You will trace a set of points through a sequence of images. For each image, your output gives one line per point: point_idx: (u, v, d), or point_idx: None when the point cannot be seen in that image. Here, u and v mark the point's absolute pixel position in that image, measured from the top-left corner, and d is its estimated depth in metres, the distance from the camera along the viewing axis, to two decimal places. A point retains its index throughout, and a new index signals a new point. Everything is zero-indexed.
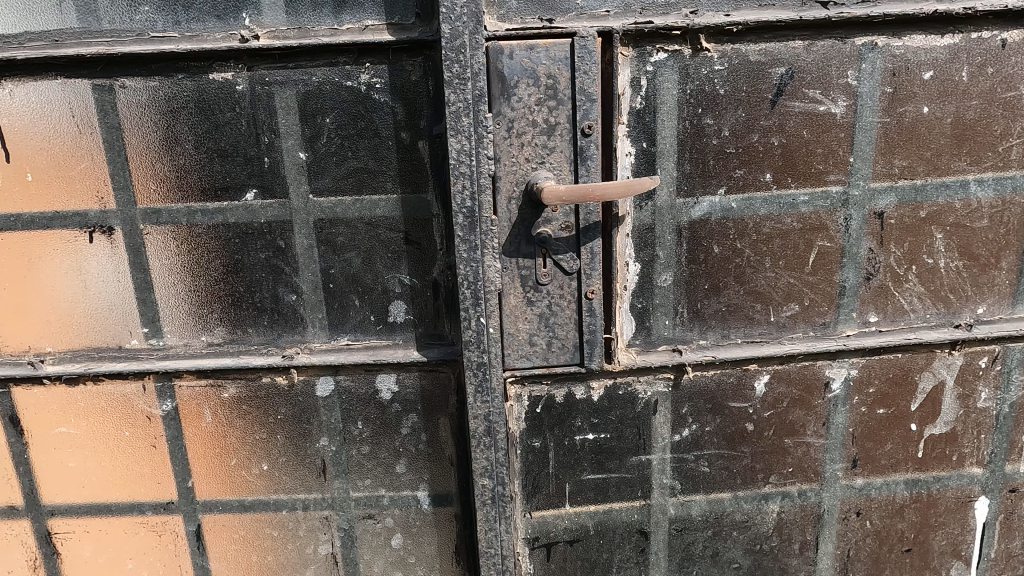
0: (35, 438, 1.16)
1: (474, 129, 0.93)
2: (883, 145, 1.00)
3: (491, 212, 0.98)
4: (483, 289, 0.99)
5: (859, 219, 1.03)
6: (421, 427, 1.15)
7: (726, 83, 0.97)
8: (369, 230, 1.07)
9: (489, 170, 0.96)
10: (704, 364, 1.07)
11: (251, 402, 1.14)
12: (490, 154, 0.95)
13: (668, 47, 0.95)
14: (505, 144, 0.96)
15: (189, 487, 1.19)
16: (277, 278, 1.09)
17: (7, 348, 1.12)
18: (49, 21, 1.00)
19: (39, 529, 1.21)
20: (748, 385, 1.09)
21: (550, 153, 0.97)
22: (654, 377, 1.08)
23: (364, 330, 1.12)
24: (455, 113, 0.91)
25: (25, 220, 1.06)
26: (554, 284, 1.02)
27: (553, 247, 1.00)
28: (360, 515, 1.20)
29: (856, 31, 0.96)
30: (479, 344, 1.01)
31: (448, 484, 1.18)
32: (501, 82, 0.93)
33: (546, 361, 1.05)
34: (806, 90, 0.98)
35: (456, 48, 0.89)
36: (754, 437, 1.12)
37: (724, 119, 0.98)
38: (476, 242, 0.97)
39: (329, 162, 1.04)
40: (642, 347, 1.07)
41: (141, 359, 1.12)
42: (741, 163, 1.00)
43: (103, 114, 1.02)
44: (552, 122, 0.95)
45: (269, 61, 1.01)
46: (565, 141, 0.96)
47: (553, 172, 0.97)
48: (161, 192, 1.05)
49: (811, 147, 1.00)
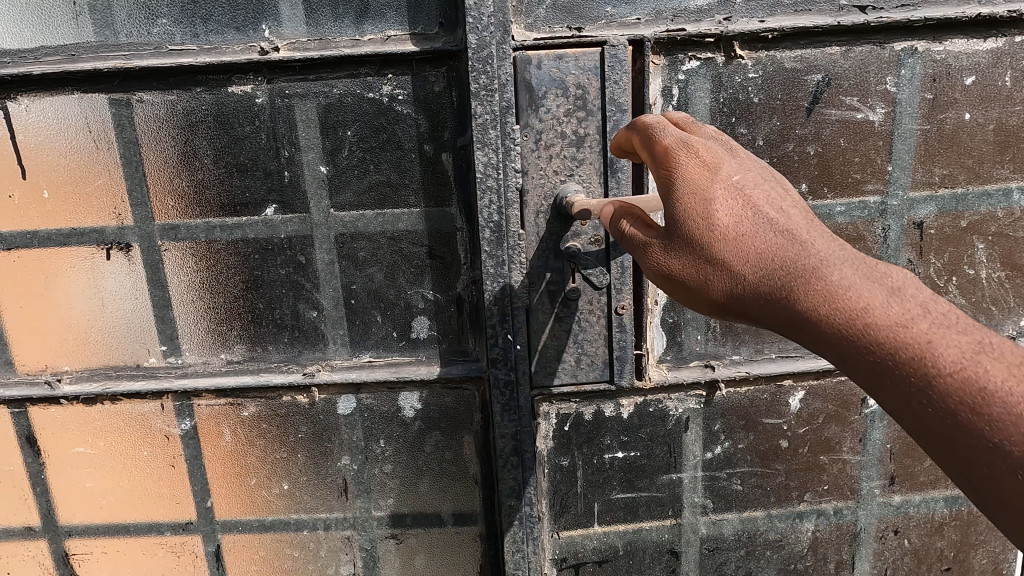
0: (52, 458, 1.14)
1: (501, 142, 0.91)
2: (922, 153, 0.97)
3: (518, 226, 0.95)
4: (510, 305, 0.97)
5: (897, 229, 0.99)
6: (445, 446, 1.12)
7: (760, 92, 0.94)
8: (391, 244, 1.04)
9: (517, 184, 0.94)
10: (737, 380, 1.06)
11: (271, 420, 1.12)
12: (517, 166, 0.93)
13: (701, 55, 0.92)
14: (533, 156, 0.93)
15: (208, 507, 1.17)
16: (297, 294, 1.07)
17: (24, 367, 1.11)
18: (65, 35, 0.98)
19: (57, 550, 1.19)
20: (781, 400, 1.08)
21: (580, 165, 0.94)
22: (686, 394, 1.06)
23: (387, 346, 1.09)
24: (482, 125, 0.89)
25: (42, 236, 1.04)
26: (583, 300, 0.99)
27: (582, 261, 0.96)
28: (383, 535, 1.17)
29: (895, 37, 0.93)
30: (507, 362, 0.99)
31: (472, 503, 1.15)
32: (529, 92, 0.91)
33: (574, 378, 1.02)
34: (843, 97, 0.94)
35: (483, 59, 0.87)
36: (788, 454, 1.10)
37: (758, 128, 0.95)
38: (503, 257, 0.94)
39: (351, 175, 1.02)
40: (674, 362, 1.05)
41: (159, 377, 1.10)
42: (776, 173, 0.97)
43: (121, 129, 1.00)
44: (582, 133, 0.93)
45: (290, 73, 0.98)
46: (595, 153, 0.94)
47: (582, 185, 0.95)
48: (179, 208, 1.03)
49: (848, 156, 0.96)
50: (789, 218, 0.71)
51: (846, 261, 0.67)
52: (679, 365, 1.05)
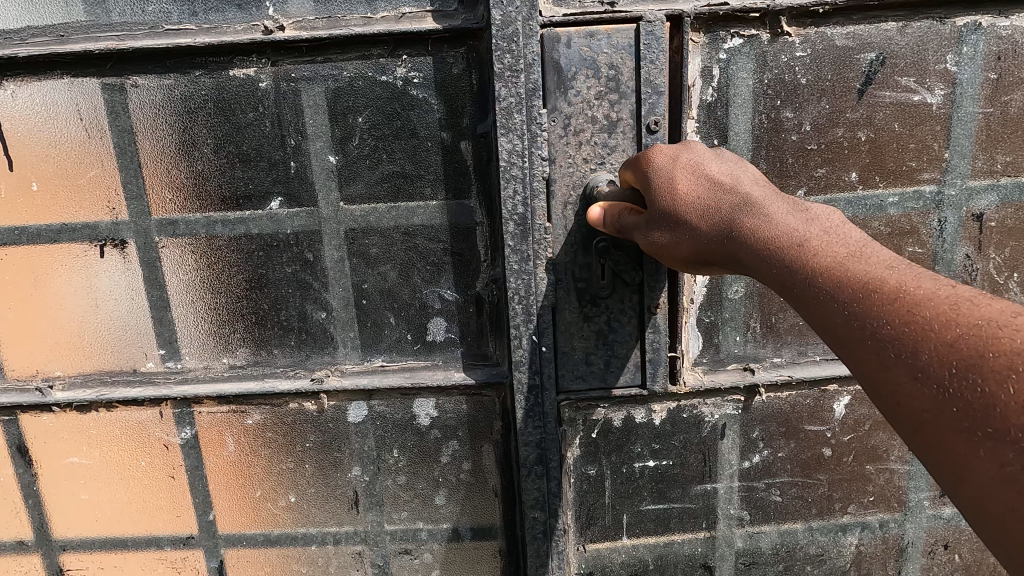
0: (45, 468, 1.07)
1: (527, 128, 0.84)
2: (985, 138, 0.91)
3: (544, 219, 0.89)
4: (535, 304, 0.90)
5: (955, 221, 0.93)
6: (463, 455, 1.05)
7: (808, 72, 0.88)
8: (405, 240, 0.97)
9: (543, 173, 0.87)
10: (778, 385, 0.98)
11: (277, 429, 1.05)
12: (544, 154, 0.86)
13: (744, 32, 0.87)
14: (561, 143, 0.87)
15: (211, 520, 1.10)
16: (304, 294, 0.99)
17: (14, 372, 1.04)
18: (53, 14, 0.91)
19: (51, 565, 1.12)
20: (825, 407, 1.00)
21: (611, 153, 0.87)
22: (723, 400, 0.99)
23: (400, 349, 1.02)
24: (507, 109, 0.82)
25: (31, 233, 0.97)
26: (614, 298, 0.92)
27: (613, 257, 0.90)
28: (396, 549, 1.10)
29: (957, 10, 0.87)
30: (531, 365, 0.92)
31: (492, 515, 1.08)
32: (557, 73, 0.84)
33: (603, 383, 0.95)
34: (899, 78, 0.88)
35: (508, 37, 0.80)
36: (832, 463, 1.02)
37: (805, 112, 0.89)
38: (528, 252, 0.87)
39: (362, 165, 0.94)
40: (710, 365, 0.98)
41: (157, 384, 1.03)
42: (824, 161, 0.90)
43: (115, 116, 0.93)
44: (614, 118, 0.86)
45: (296, 55, 0.91)
46: (628, 139, 0.87)
47: (614, 174, 0.88)
48: (178, 201, 0.96)
49: (902, 142, 0.90)
50: (724, 167, 0.74)
51: (757, 193, 0.69)
52: (715, 369, 0.98)
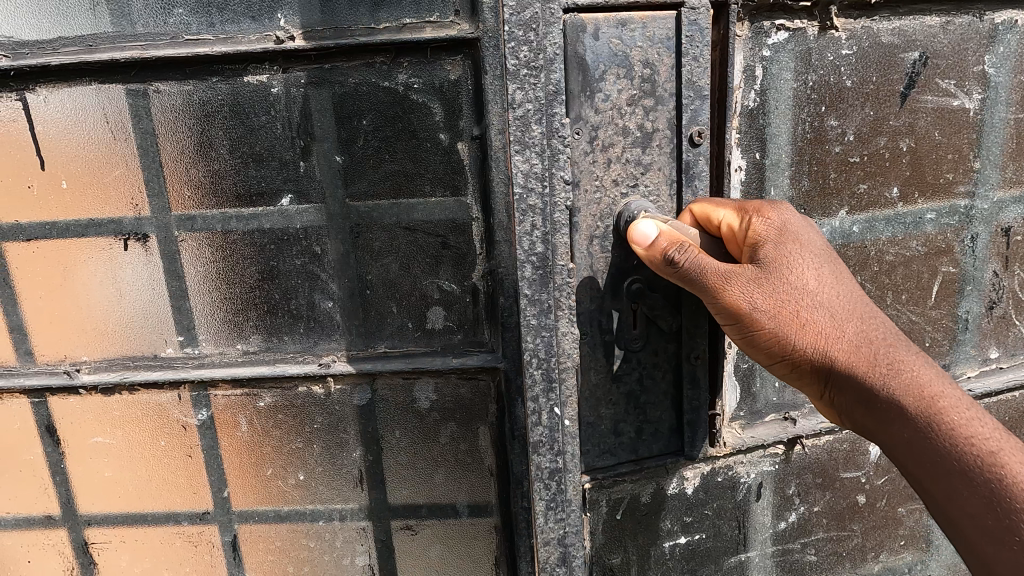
0: (71, 447, 1.15)
1: (543, 139, 0.91)
2: (1013, 144, 1.18)
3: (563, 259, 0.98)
4: (554, 368, 0.98)
5: (986, 234, 1.20)
6: (460, 436, 1.13)
7: (852, 75, 1.08)
8: (407, 235, 1.04)
9: (563, 195, 0.95)
10: (817, 431, 1.21)
11: (288, 411, 1.12)
12: (565, 173, 0.94)
13: (789, 25, 1.04)
14: (595, 151, 0.99)
15: (225, 497, 1.17)
16: (312, 285, 1.07)
17: (43, 357, 1.11)
18: (83, 26, 0.98)
19: (76, 538, 1.20)
20: (858, 452, 1.25)
21: (646, 171, 1.01)
22: (760, 459, 1.20)
23: (402, 337, 1.09)
24: (524, 116, 0.89)
25: (60, 228, 1.05)
26: (647, 351, 1.08)
27: (646, 301, 1.05)
28: (397, 526, 1.17)
29: (995, 8, 1.11)
30: (551, 446, 1.00)
31: (487, 494, 1.16)
32: (588, 74, 0.96)
33: (635, 453, 1.11)
34: (940, 81, 1.11)
35: (525, 24, 0.87)
36: (867, 509, 1.28)
37: (848, 120, 1.09)
38: (545, 301, 0.95)
39: (366, 165, 1.01)
40: (750, 416, 1.20)
41: (176, 367, 1.10)
42: (865, 175, 1.12)
43: (138, 120, 1.01)
44: (650, 129, 1.00)
45: (304, 63, 0.98)
46: (664, 154, 1.01)
47: (649, 194, 1.02)
48: (196, 198, 1.03)
49: (941, 152, 1.14)
50: (883, 326, 0.92)
51: (921, 368, 0.88)
52: (754, 422, 1.20)
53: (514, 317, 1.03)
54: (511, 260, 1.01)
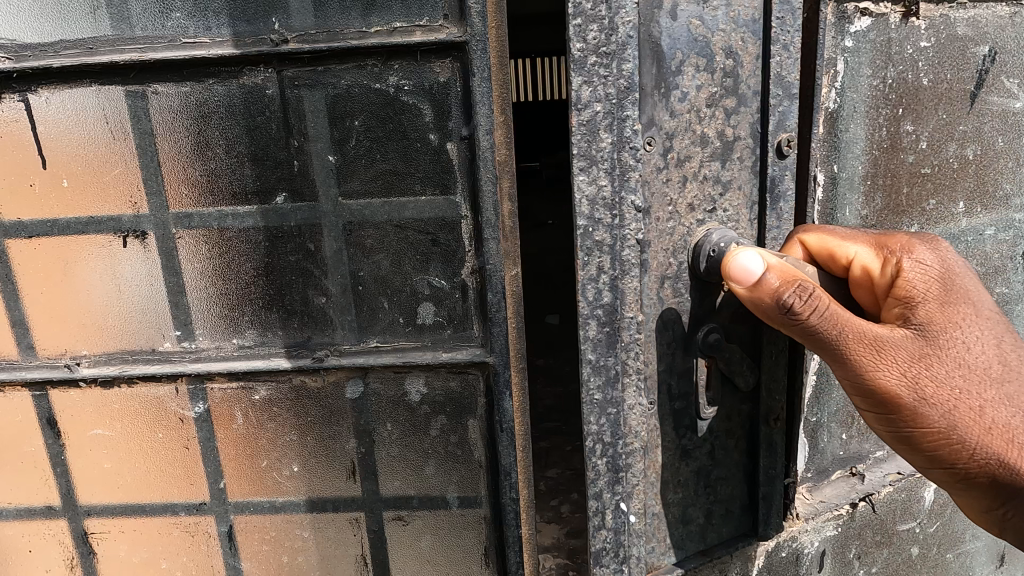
0: (72, 439, 1.18)
1: (615, 145, 0.91)
2: None
3: (634, 292, 0.97)
4: (623, 444, 1.00)
5: None
6: (450, 429, 1.16)
7: (929, 75, 1.19)
8: (398, 232, 1.07)
9: (635, 209, 0.95)
10: (877, 490, 1.32)
11: (282, 403, 1.15)
12: (636, 182, 0.94)
13: (872, 13, 1.13)
14: (678, 154, 0.97)
15: (221, 488, 1.20)
16: (306, 281, 1.10)
17: (44, 351, 1.14)
18: (84, 29, 1.01)
19: (75, 528, 1.23)
20: (913, 506, 1.36)
21: (726, 187, 1.01)
22: (824, 525, 1.28)
23: (393, 331, 1.12)
24: (594, 120, 0.89)
25: (62, 225, 1.08)
26: (722, 418, 1.08)
27: (721, 357, 1.03)
28: (389, 517, 1.20)
29: None
30: (615, 533, 1.03)
31: (476, 486, 1.19)
32: (665, 66, 0.94)
33: (704, 539, 1.11)
34: (1006, 81, 1.26)
35: (600, 22, 0.87)
36: (918, 557, 1.39)
37: (923, 124, 1.21)
38: (612, 363, 0.97)
39: (358, 164, 1.05)
40: (815, 472, 1.31)
41: (174, 361, 1.13)
42: (931, 190, 1.25)
43: (137, 120, 1.04)
44: (731, 136, 1.00)
45: (298, 65, 1.01)
46: (745, 167, 1.02)
47: (728, 212, 1.03)
48: (193, 196, 1.06)
49: (1003, 158, 1.30)
50: None
51: None
52: (816, 483, 1.32)
53: (504, 313, 1.07)
54: (500, 257, 1.05)
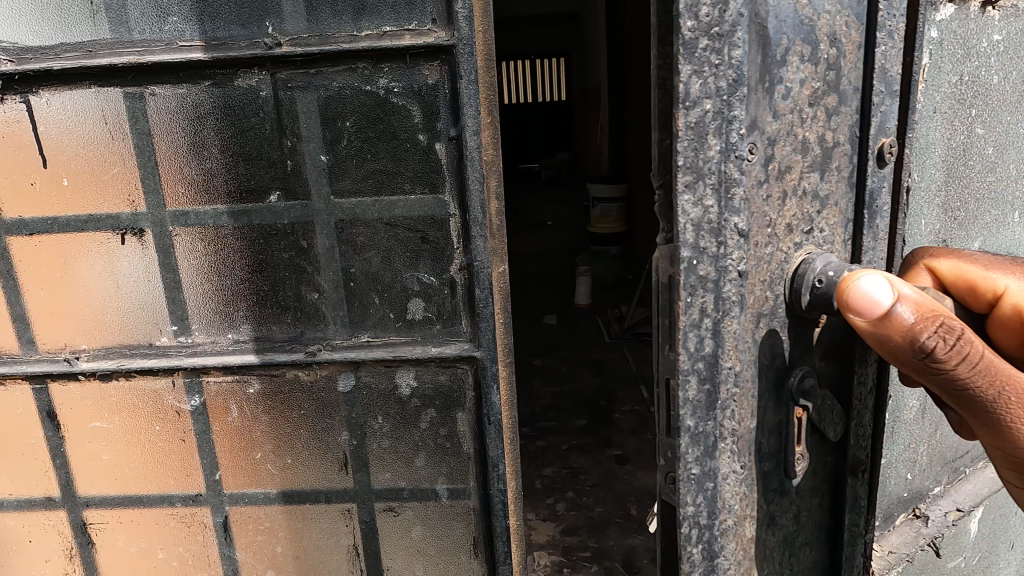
0: (71, 432, 1.22)
1: (722, 160, 0.68)
2: None
3: (732, 355, 0.73)
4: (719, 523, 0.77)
5: None
6: (439, 422, 1.19)
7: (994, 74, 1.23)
8: (388, 230, 1.10)
9: (739, 239, 0.71)
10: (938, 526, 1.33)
11: (276, 397, 1.18)
12: (741, 205, 0.70)
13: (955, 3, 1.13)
14: (775, 171, 0.74)
15: (217, 480, 1.23)
16: (299, 277, 1.13)
17: (44, 346, 1.17)
18: (83, 32, 1.04)
19: (74, 519, 1.26)
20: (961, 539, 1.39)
21: (824, 209, 0.80)
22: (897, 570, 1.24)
23: (384, 327, 1.15)
24: (699, 119, 0.66)
25: (62, 223, 1.11)
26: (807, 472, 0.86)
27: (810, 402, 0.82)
28: (380, 508, 1.24)
29: None
30: None
31: (465, 478, 1.22)
32: (769, 49, 0.70)
33: None
34: None
35: None
36: None
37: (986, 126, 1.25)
38: (709, 425, 0.74)
39: (350, 164, 1.08)
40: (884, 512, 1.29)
41: (170, 355, 1.17)
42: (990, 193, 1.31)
43: (135, 121, 1.07)
44: (831, 144, 0.79)
45: (291, 68, 1.04)
46: (843, 178, 0.81)
47: (826, 240, 0.82)
48: (189, 195, 1.10)
49: None
50: None
51: None
52: (883, 533, 1.30)
53: (491, 308, 1.10)
54: (488, 254, 1.08)
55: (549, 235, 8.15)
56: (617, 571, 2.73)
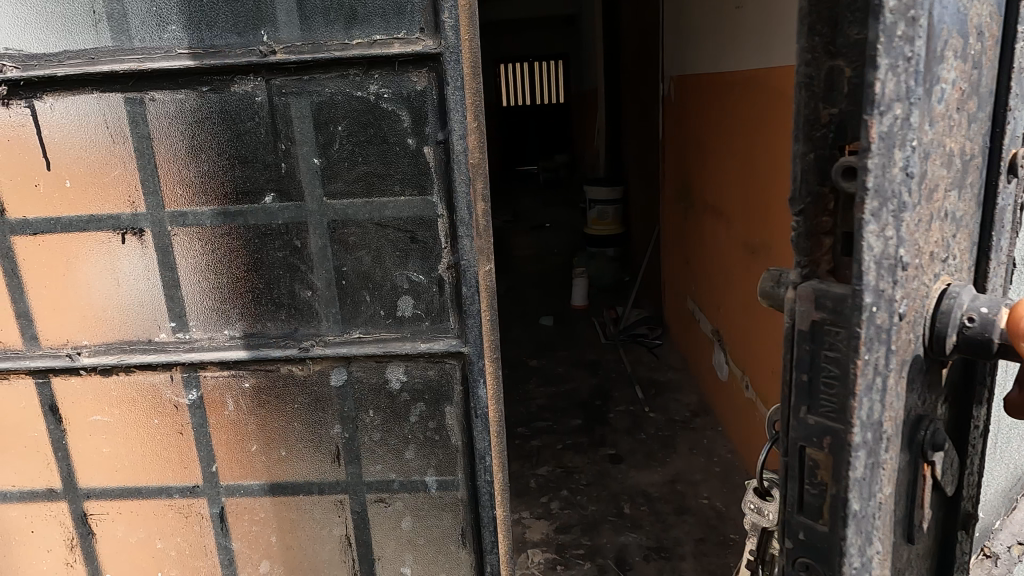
0: (73, 425, 1.26)
1: (900, 183, 0.58)
2: None
3: (889, 399, 0.63)
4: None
5: None
6: (428, 415, 1.23)
7: None
8: (378, 230, 1.15)
9: (906, 271, 0.60)
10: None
11: (270, 391, 1.22)
12: (909, 228, 0.60)
13: None
14: (934, 190, 0.63)
15: (213, 471, 1.27)
16: (293, 276, 1.17)
17: (48, 341, 1.22)
18: (86, 40, 1.09)
19: (75, 510, 1.30)
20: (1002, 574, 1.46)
21: (959, 228, 0.69)
22: None
23: (375, 323, 1.19)
24: (891, 131, 0.56)
25: (64, 223, 1.16)
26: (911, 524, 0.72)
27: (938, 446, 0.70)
28: (371, 499, 1.28)
29: None
30: None
31: (454, 470, 1.26)
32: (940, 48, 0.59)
33: None
34: None
35: None
36: None
37: None
38: (870, 482, 0.63)
39: (342, 167, 1.12)
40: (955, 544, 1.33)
41: (169, 351, 1.21)
42: None
43: (135, 125, 1.12)
44: (971, 155, 0.68)
45: (285, 74, 1.09)
46: (976, 189, 0.70)
47: (957, 264, 0.70)
48: (187, 196, 1.14)
49: None
50: None
51: None
52: None
53: (478, 306, 1.15)
54: (474, 253, 1.13)
55: (546, 237, 8.19)
56: (610, 569, 2.77)
